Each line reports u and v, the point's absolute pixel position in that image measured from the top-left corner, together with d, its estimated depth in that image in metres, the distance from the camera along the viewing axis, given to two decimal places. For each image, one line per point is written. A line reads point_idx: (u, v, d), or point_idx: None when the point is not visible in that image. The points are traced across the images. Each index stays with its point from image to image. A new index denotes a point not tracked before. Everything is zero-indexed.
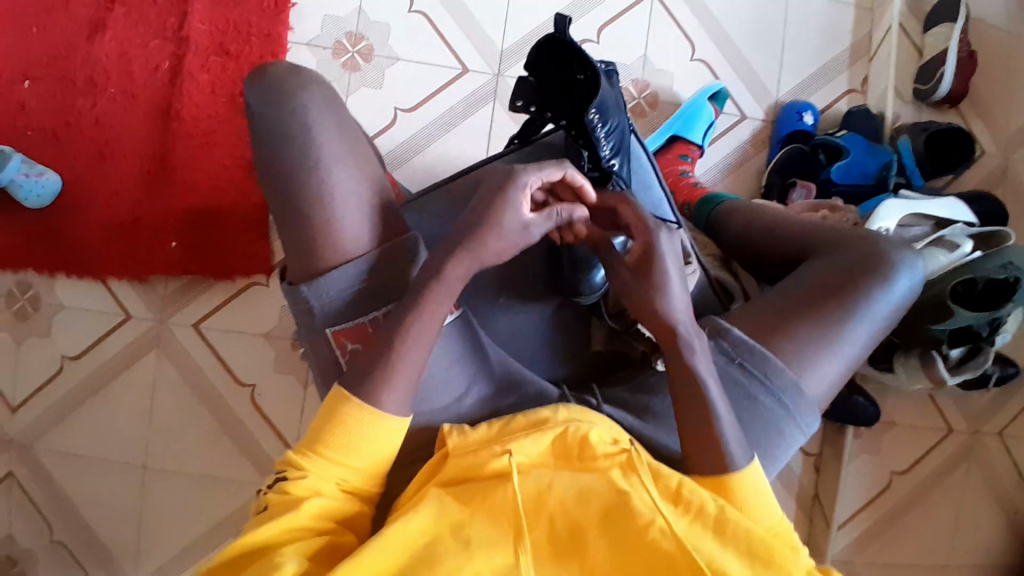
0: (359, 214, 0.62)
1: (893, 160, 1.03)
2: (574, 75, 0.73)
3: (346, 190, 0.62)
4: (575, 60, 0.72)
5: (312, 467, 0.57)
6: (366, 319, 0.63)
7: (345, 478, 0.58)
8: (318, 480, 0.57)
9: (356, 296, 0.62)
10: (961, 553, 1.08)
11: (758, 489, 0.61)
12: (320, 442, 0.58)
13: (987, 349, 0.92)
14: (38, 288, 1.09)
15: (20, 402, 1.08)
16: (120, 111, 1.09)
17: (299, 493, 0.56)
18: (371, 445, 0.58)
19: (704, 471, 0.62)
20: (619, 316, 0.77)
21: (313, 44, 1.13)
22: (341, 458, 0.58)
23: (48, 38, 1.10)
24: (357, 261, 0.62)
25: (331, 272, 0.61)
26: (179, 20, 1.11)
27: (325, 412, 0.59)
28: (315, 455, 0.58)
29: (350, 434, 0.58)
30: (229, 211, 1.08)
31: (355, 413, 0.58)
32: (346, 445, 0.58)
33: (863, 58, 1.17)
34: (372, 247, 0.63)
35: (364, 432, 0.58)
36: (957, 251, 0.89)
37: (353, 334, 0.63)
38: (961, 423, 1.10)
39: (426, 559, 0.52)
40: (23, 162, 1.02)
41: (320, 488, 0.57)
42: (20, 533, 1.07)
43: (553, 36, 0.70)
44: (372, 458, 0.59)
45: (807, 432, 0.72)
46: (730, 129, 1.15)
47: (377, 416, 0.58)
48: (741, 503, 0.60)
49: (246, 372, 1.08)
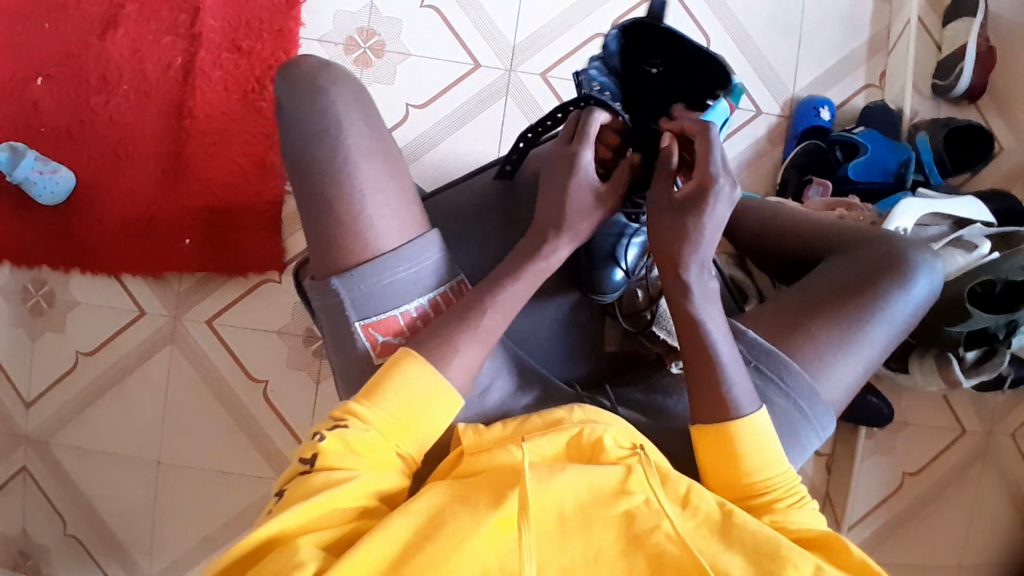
0: (389, 209, 0.62)
1: (912, 157, 1.02)
2: (648, 69, 0.71)
3: (376, 187, 0.61)
4: (657, 51, 0.70)
5: (372, 421, 0.56)
6: (399, 314, 0.62)
7: (401, 440, 0.58)
8: (379, 439, 0.56)
9: (394, 286, 0.61)
10: (974, 552, 1.07)
11: (763, 434, 0.61)
12: (382, 396, 0.57)
13: (1003, 351, 0.91)
14: (52, 284, 1.09)
15: (35, 398, 1.09)
16: (134, 108, 1.09)
17: (356, 451, 0.55)
18: (431, 413, 0.58)
19: (709, 421, 0.62)
20: (634, 317, 0.78)
21: (324, 40, 1.12)
22: (399, 418, 0.57)
23: (61, 34, 1.10)
24: (399, 250, 0.61)
25: (364, 267, 0.60)
26: (191, 17, 1.10)
27: (385, 368, 0.59)
28: (376, 410, 0.57)
29: (413, 393, 0.58)
30: (243, 208, 1.08)
31: (422, 376, 0.58)
32: (408, 403, 0.57)
33: (881, 52, 1.15)
34: (406, 240, 0.62)
35: (427, 399, 0.58)
36: (975, 252, 0.90)
37: (384, 327, 0.62)
38: (976, 423, 1.10)
39: (432, 536, 0.53)
40: (38, 160, 1.03)
41: (377, 447, 0.56)
42: (35, 527, 1.08)
43: (644, 20, 0.69)
44: (425, 428, 0.58)
45: (820, 436, 0.71)
46: (745, 124, 1.13)
47: (438, 379, 0.58)
48: (743, 449, 0.60)
49: (258, 368, 1.09)
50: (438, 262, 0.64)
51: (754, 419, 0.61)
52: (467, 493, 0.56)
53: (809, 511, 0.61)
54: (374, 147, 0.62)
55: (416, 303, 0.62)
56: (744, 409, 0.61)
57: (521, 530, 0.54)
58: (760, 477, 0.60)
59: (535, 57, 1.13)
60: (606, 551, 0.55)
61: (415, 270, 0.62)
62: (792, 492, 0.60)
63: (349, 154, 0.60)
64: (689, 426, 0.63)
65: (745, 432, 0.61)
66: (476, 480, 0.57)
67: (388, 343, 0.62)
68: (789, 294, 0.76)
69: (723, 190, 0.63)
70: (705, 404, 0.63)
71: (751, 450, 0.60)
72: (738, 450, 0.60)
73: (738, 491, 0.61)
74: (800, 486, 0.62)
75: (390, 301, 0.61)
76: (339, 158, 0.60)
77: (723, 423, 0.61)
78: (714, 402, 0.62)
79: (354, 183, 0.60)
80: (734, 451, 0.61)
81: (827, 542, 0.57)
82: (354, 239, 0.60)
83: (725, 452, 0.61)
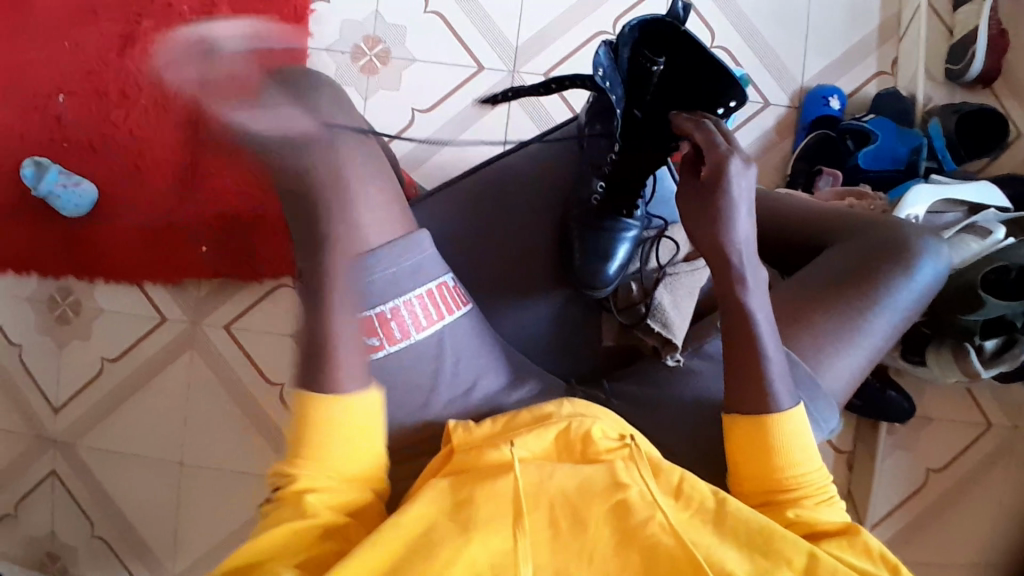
0: (371, 211, 0.65)
1: (923, 144, 1.00)
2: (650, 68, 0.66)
3: (357, 188, 0.64)
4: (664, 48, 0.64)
5: (302, 471, 0.59)
6: (374, 314, 0.65)
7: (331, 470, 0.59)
8: (314, 477, 0.59)
9: (370, 287, 0.64)
10: (1004, 553, 1.03)
11: (797, 430, 0.60)
12: (302, 440, 0.60)
13: (1022, 340, 0.87)
14: (78, 293, 1.14)
15: (63, 403, 1.14)
16: (152, 122, 1.13)
17: (297, 493, 0.58)
18: (348, 434, 0.60)
19: (746, 411, 0.61)
20: (629, 310, 0.78)
21: (331, 49, 1.15)
22: (320, 450, 0.59)
23: (84, 54, 1.14)
24: (375, 253, 0.64)
25: (343, 268, 0.64)
26: (204, 32, 1.14)
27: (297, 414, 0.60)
28: (307, 458, 0.59)
29: (319, 422, 0.59)
30: (256, 214, 1.11)
31: (325, 407, 0.59)
32: (321, 433, 0.59)
33: (892, 39, 1.13)
34: (383, 242, 0.66)
35: (338, 423, 0.60)
36: (990, 238, 0.86)
37: (362, 327, 0.65)
38: (1001, 417, 1.06)
39: (425, 545, 0.53)
40: (61, 173, 1.08)
41: (309, 484, 0.58)
42: (64, 529, 1.13)
43: (665, 19, 0.63)
44: (350, 444, 0.60)
45: (823, 433, 0.68)
46: (752, 117, 1.12)
47: (334, 396, 0.60)
48: (777, 441, 0.60)
49: (273, 370, 1.12)
50: (420, 264, 0.67)
51: (792, 413, 0.60)
52: (461, 492, 0.57)
53: (837, 510, 0.60)
54: (360, 146, 0.65)
55: (391, 304, 0.65)
56: (784, 403, 0.61)
57: (513, 533, 0.55)
58: (792, 473, 0.59)
59: (538, 57, 1.14)
60: (600, 551, 0.54)
61: (391, 271, 0.65)
62: (822, 491, 0.60)
63: None
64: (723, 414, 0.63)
65: (780, 427, 0.60)
66: (468, 479, 0.58)
67: (364, 343, 0.65)
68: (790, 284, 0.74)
69: (736, 167, 0.60)
70: (743, 395, 0.62)
71: (789, 444, 0.60)
72: (774, 439, 0.60)
73: (767, 485, 0.60)
74: (830, 486, 0.61)
75: (364, 301, 0.64)
76: None
77: (765, 415, 0.60)
78: (754, 390, 0.61)
79: (344, 182, 0.64)
80: (769, 442, 0.60)
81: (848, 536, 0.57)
82: (343, 238, 0.65)
83: (756, 442, 0.60)
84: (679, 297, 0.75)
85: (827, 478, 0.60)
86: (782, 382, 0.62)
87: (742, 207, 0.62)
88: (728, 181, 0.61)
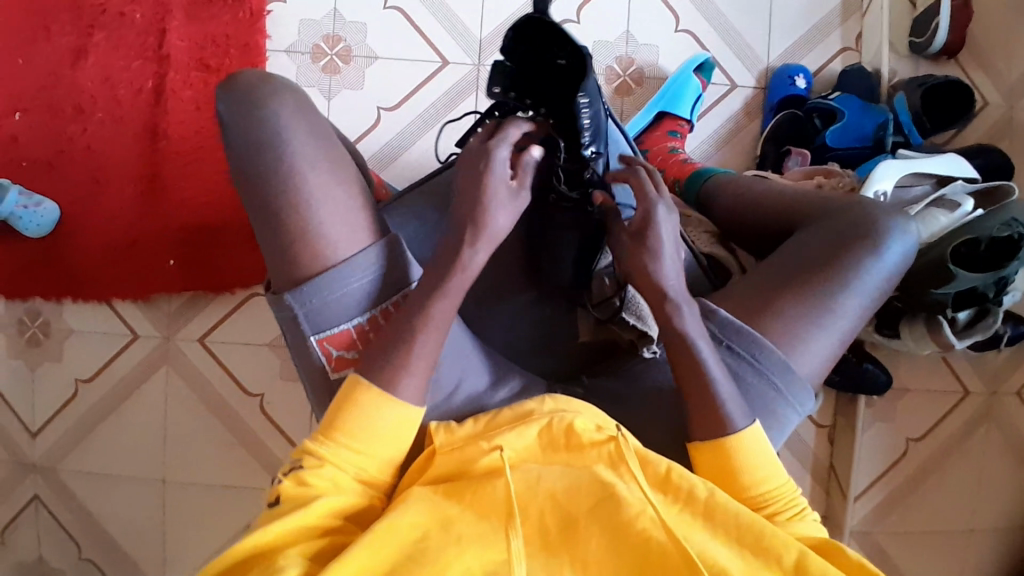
0: (333, 222, 0.64)
1: (889, 119, 0.99)
2: (553, 62, 0.68)
3: (320, 197, 0.64)
4: (555, 43, 0.66)
5: (326, 455, 0.59)
6: (349, 326, 0.65)
7: (359, 465, 0.60)
8: (334, 468, 0.59)
9: (341, 300, 0.64)
10: (984, 517, 1.06)
11: (760, 450, 0.61)
12: (334, 428, 0.60)
13: (994, 311, 0.89)
14: (47, 314, 1.12)
15: (39, 427, 1.12)
16: (110, 135, 1.10)
17: (314, 482, 0.58)
18: (384, 435, 0.60)
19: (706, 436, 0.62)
20: (603, 304, 0.76)
21: (291, 50, 1.13)
22: (352, 444, 0.59)
23: (35, 69, 1.11)
24: (347, 263, 0.64)
25: (312, 282, 0.63)
26: (158, 39, 1.11)
27: (338, 401, 0.61)
28: (329, 444, 0.60)
29: (366, 418, 0.59)
30: (222, 224, 1.09)
31: (371, 399, 0.59)
32: (361, 430, 0.59)
33: (855, 13, 1.12)
34: (358, 248, 0.65)
35: (376, 421, 0.60)
36: (959, 211, 0.88)
37: (337, 340, 0.65)
38: (978, 385, 1.07)
39: (418, 556, 0.53)
40: (22, 194, 1.05)
41: (334, 475, 0.59)
42: (50, 552, 1.11)
43: (536, 17, 0.65)
44: (379, 445, 0.60)
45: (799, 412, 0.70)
46: (720, 99, 1.12)
47: (387, 399, 0.60)
48: (741, 463, 0.60)
49: (252, 381, 1.10)
50: (388, 269, 0.66)
51: (749, 435, 0.61)
52: (452, 502, 0.57)
53: (810, 521, 0.61)
54: (321, 156, 0.65)
55: (368, 313, 0.65)
56: (739, 423, 0.61)
57: (507, 537, 0.55)
58: (760, 491, 0.60)
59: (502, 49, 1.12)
60: (592, 555, 0.54)
61: (364, 282, 0.64)
62: (793, 504, 0.61)
63: (289, 166, 0.64)
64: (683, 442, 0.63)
65: (741, 450, 0.60)
66: (458, 487, 0.58)
67: (342, 356, 0.65)
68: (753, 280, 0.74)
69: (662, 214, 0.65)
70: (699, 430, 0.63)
71: (752, 464, 0.60)
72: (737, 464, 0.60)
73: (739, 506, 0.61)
74: (800, 497, 0.62)
75: (338, 315, 0.64)
76: (279, 170, 0.64)
77: (723, 439, 0.61)
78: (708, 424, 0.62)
79: (306, 192, 0.64)
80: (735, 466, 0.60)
81: (827, 550, 0.57)
82: (307, 252, 0.64)
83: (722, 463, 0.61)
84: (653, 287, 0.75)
85: (796, 491, 0.61)
86: (725, 382, 0.63)
87: (668, 247, 0.65)
88: (654, 225, 0.65)
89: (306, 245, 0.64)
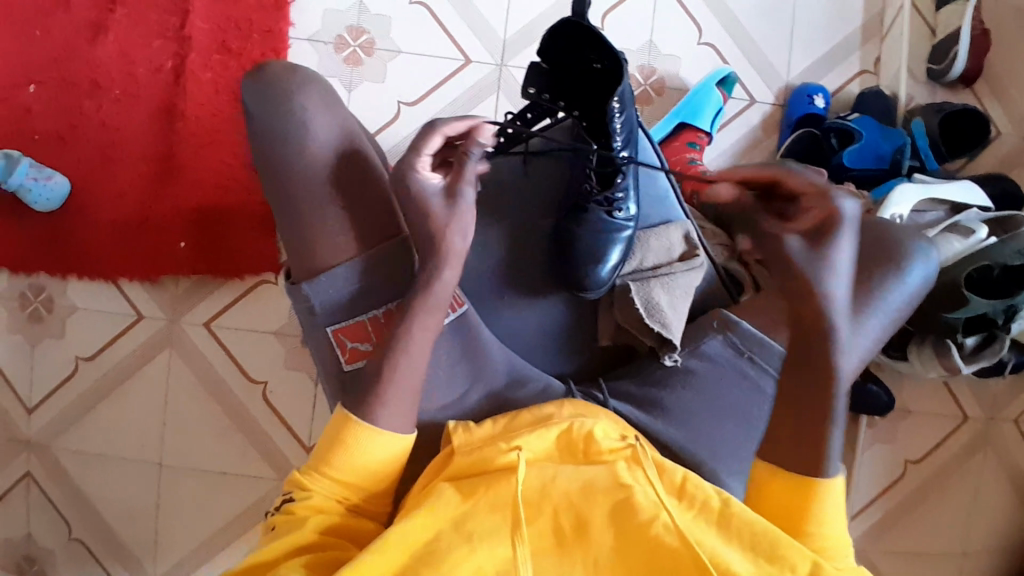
0: (359, 214, 0.65)
1: (906, 143, 1.01)
2: (589, 65, 0.75)
3: (346, 188, 0.64)
4: (592, 47, 0.73)
5: (312, 487, 0.60)
6: (366, 318, 0.65)
7: (345, 496, 0.60)
8: (321, 497, 0.60)
9: (352, 296, 0.64)
10: (975, 540, 1.08)
11: (836, 504, 0.62)
12: (321, 461, 0.60)
13: (1002, 337, 0.91)
14: (50, 290, 1.10)
15: (36, 404, 1.10)
16: (125, 113, 1.09)
17: (304, 511, 0.59)
18: (368, 462, 0.60)
19: (796, 470, 0.62)
20: (625, 308, 0.76)
21: (314, 39, 1.12)
22: (341, 476, 0.60)
23: (53, 42, 1.09)
24: (350, 262, 0.64)
25: (329, 272, 0.64)
26: (180, 20, 1.10)
27: (327, 435, 0.61)
28: (315, 476, 0.60)
29: (348, 453, 0.60)
30: (237, 209, 1.08)
31: (354, 432, 0.60)
32: (347, 464, 0.60)
33: (875, 38, 1.14)
34: (367, 247, 0.65)
35: (360, 451, 0.60)
36: (972, 238, 0.88)
37: (351, 332, 0.65)
38: (977, 410, 1.09)
39: (430, 554, 0.53)
40: (32, 166, 1.03)
41: (321, 506, 0.60)
42: (39, 532, 1.10)
43: (574, 20, 0.72)
44: (367, 474, 0.60)
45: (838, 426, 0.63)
46: (738, 114, 1.13)
47: (373, 430, 0.60)
48: (818, 509, 0.61)
49: (256, 369, 1.09)
50: (398, 267, 0.65)
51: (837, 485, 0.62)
52: (466, 499, 0.57)
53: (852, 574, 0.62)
54: (349, 148, 0.65)
55: (383, 306, 0.65)
56: (834, 469, 0.62)
57: (514, 538, 0.54)
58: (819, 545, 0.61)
59: (526, 50, 1.13)
60: (605, 557, 0.54)
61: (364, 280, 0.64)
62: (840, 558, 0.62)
63: (319, 155, 0.63)
64: (768, 465, 0.64)
65: (826, 493, 0.61)
66: (476, 483, 0.58)
67: (356, 348, 0.65)
68: (835, 229, 0.59)
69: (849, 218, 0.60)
70: (776, 448, 0.64)
71: (825, 516, 0.61)
72: (813, 505, 0.61)
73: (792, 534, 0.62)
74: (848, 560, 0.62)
75: (354, 306, 0.64)
76: (311, 160, 0.63)
77: (814, 478, 0.62)
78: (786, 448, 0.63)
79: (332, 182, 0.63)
80: (811, 504, 0.61)
81: None
82: (334, 241, 0.64)
83: (794, 497, 0.62)
84: (675, 296, 0.75)
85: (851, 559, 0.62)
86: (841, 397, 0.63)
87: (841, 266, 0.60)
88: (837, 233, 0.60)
89: (338, 232, 0.64)
